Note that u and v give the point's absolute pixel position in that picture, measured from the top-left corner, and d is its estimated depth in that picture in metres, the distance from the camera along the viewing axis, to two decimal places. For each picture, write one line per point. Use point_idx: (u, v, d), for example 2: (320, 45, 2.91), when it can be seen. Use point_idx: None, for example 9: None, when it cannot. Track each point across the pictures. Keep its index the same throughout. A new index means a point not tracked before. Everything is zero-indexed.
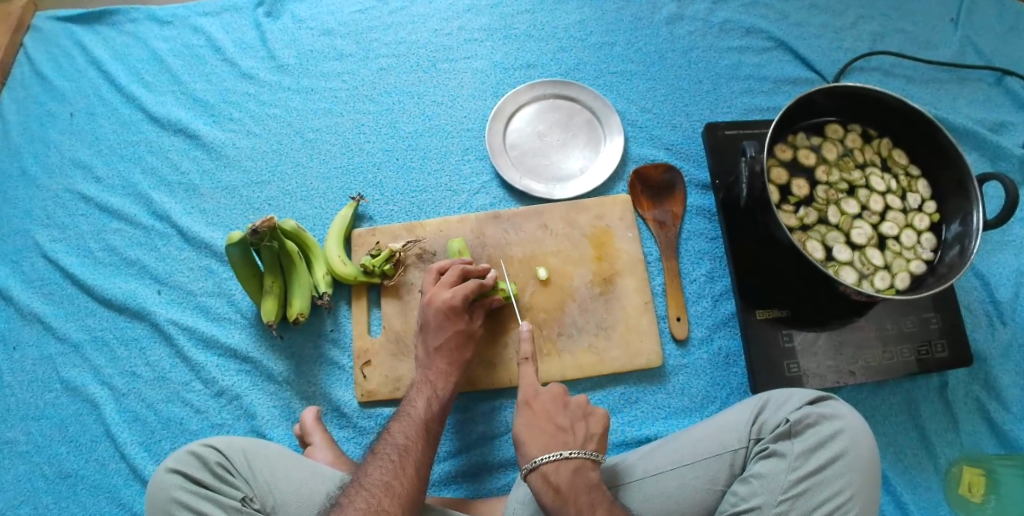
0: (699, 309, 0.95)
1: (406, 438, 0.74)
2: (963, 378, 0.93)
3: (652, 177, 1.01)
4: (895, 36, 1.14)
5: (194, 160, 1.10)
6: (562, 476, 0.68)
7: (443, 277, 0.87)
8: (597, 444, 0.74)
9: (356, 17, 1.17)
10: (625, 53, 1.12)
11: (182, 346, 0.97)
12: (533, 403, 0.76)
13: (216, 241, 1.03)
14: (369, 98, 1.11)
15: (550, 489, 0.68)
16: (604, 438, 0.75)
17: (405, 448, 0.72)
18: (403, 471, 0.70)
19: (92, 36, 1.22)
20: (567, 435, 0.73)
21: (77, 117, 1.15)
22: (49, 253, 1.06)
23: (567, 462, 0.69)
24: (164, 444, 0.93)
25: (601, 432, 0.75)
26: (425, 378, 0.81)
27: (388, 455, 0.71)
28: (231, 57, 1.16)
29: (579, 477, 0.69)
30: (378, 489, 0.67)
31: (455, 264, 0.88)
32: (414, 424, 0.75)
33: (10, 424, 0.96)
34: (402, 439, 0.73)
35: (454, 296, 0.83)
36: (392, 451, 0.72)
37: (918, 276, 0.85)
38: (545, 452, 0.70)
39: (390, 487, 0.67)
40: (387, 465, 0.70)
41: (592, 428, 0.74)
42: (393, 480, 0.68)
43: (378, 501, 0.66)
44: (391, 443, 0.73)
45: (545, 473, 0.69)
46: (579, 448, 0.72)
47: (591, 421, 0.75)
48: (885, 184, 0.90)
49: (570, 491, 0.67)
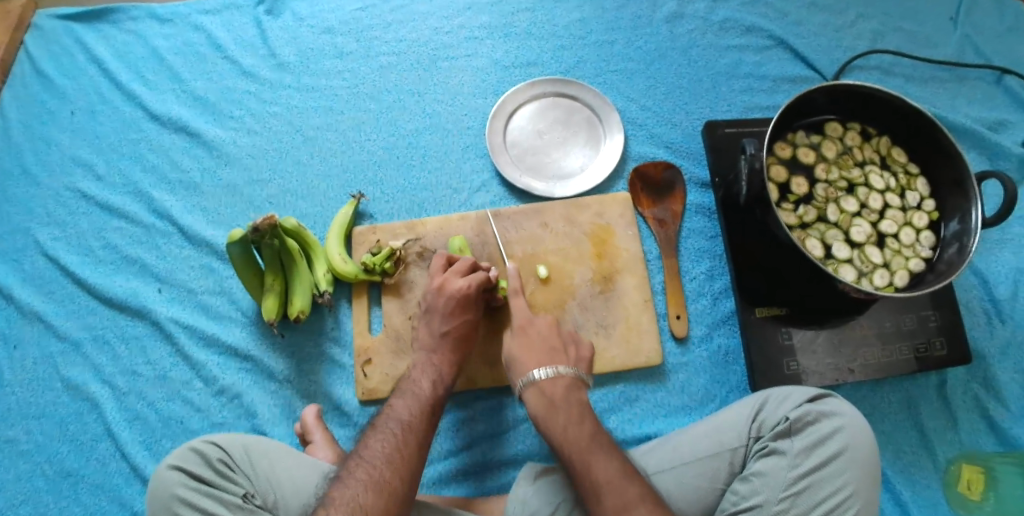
0: (699, 307, 0.95)
1: (410, 415, 0.73)
2: (962, 376, 0.93)
3: (652, 176, 1.01)
4: (894, 34, 1.15)
5: (195, 158, 1.10)
6: (557, 389, 0.76)
7: (454, 266, 0.87)
8: (586, 365, 0.81)
9: (357, 15, 1.17)
10: (625, 52, 1.13)
11: (183, 344, 0.97)
12: (527, 329, 0.83)
13: (217, 240, 1.04)
14: (370, 97, 1.11)
15: (544, 400, 0.76)
16: (592, 363, 0.83)
17: (408, 424, 0.72)
18: (404, 445, 0.69)
19: (92, 35, 1.22)
20: (561, 355, 0.80)
21: (77, 116, 1.16)
22: (49, 251, 1.06)
23: (562, 378, 0.77)
24: (165, 443, 0.94)
25: (590, 357, 0.83)
26: (430, 361, 0.81)
27: (390, 429, 0.71)
28: (232, 55, 1.16)
29: (572, 393, 0.76)
30: (379, 460, 0.67)
31: (464, 258, 0.89)
32: (419, 403, 0.75)
33: (10, 422, 0.96)
34: (405, 416, 0.73)
35: (467, 287, 0.83)
36: (394, 425, 0.72)
37: (917, 274, 0.86)
38: (541, 368, 0.78)
39: (391, 460, 0.67)
40: (389, 439, 0.70)
41: (583, 353, 0.83)
42: (394, 452, 0.68)
43: (379, 472, 0.66)
44: (393, 418, 0.73)
45: (541, 387, 0.77)
46: (574, 366, 0.79)
47: (581, 347, 0.83)
48: (884, 182, 0.90)
49: (563, 401, 0.75)
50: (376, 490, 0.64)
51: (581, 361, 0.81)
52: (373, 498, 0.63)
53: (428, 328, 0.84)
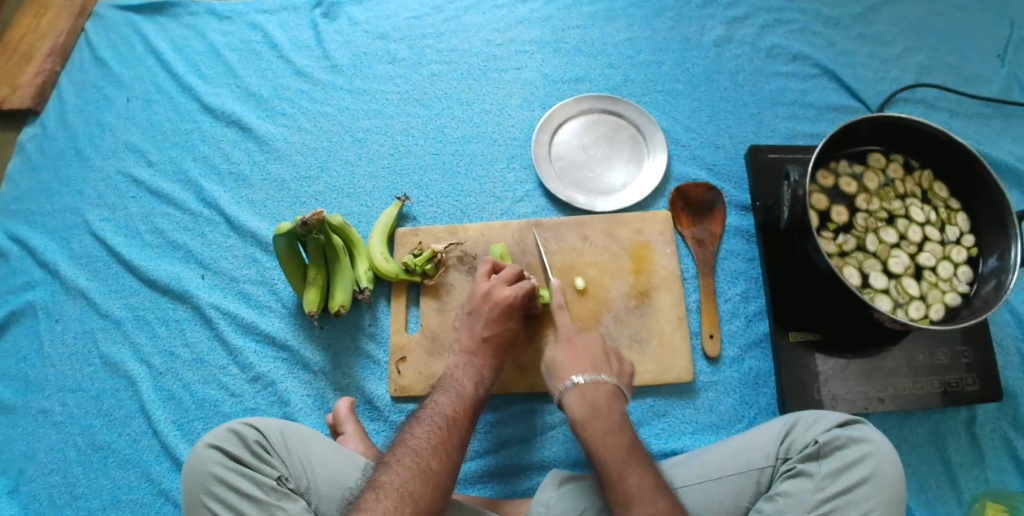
0: (732, 328, 0.96)
1: (454, 410, 0.75)
2: (993, 414, 0.93)
3: (693, 196, 1.03)
4: (941, 69, 1.15)
5: (245, 151, 1.13)
6: (598, 395, 0.75)
7: (500, 273, 0.90)
8: (627, 379, 0.80)
9: (410, 23, 1.21)
10: (671, 73, 1.14)
11: (223, 330, 1.00)
12: (573, 338, 0.82)
13: (263, 231, 1.07)
14: (419, 102, 1.14)
15: (586, 406, 0.74)
16: (632, 378, 0.82)
17: (452, 418, 0.74)
18: (449, 438, 0.71)
19: (152, 26, 1.26)
20: (604, 364, 0.79)
21: (132, 103, 1.20)
22: (98, 232, 1.10)
23: (603, 384, 0.76)
24: (197, 425, 0.96)
25: (631, 372, 0.82)
26: (470, 361, 0.83)
27: (435, 421, 0.73)
28: (287, 55, 1.20)
29: (613, 402, 0.75)
30: (425, 450, 0.69)
31: (510, 265, 0.91)
32: (462, 400, 0.77)
33: (48, 394, 1.00)
34: (450, 410, 0.75)
35: (514, 294, 0.86)
36: (439, 417, 0.74)
37: (953, 308, 0.85)
38: (583, 373, 0.77)
39: (437, 451, 0.69)
40: (434, 430, 0.72)
41: (624, 366, 0.82)
42: (439, 445, 0.70)
43: (426, 461, 0.68)
44: (438, 411, 0.75)
45: (582, 390, 0.75)
46: (615, 377, 0.78)
47: (623, 360, 0.82)
48: (924, 215, 0.91)
49: (605, 408, 0.74)
50: (424, 479, 0.66)
51: (624, 375, 0.80)
52: (421, 486, 0.65)
53: (470, 329, 0.86)
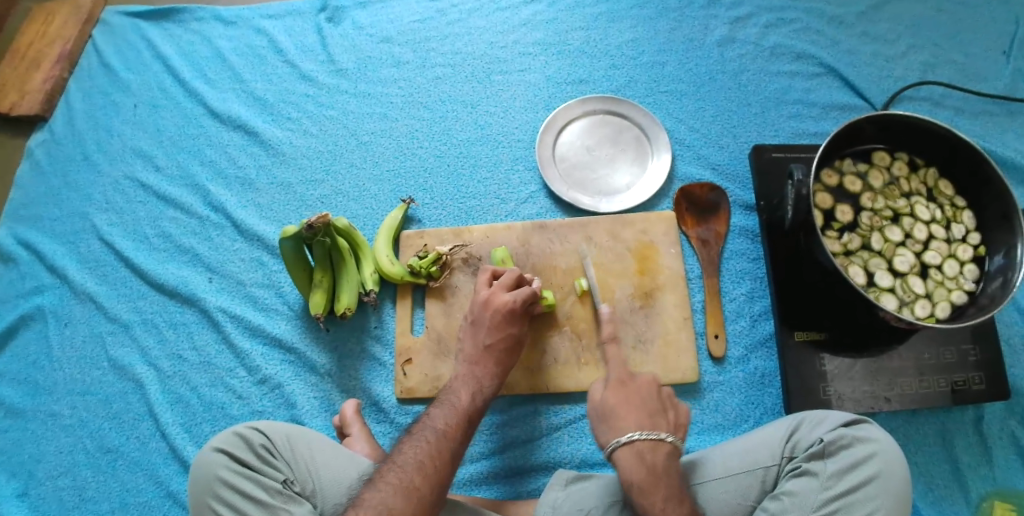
0: (738, 328, 0.96)
1: (446, 424, 0.75)
2: (1001, 412, 0.92)
3: (697, 196, 1.03)
4: (945, 67, 1.15)
5: (251, 155, 1.14)
6: (658, 458, 0.70)
7: (500, 278, 0.90)
8: (683, 432, 0.76)
9: (414, 26, 1.21)
10: (675, 73, 1.14)
11: (229, 333, 1.01)
12: (627, 387, 0.77)
13: (269, 235, 1.07)
14: (423, 105, 1.15)
15: (644, 469, 0.70)
16: (688, 429, 0.77)
17: (443, 433, 0.74)
18: (437, 452, 0.72)
19: (158, 32, 1.28)
20: (660, 420, 0.74)
21: (139, 108, 1.21)
22: (106, 236, 1.11)
23: (663, 444, 0.72)
24: (205, 427, 0.97)
25: (686, 423, 0.77)
26: (470, 372, 0.84)
27: (425, 437, 0.73)
28: (292, 59, 1.20)
29: (672, 464, 0.71)
30: (411, 466, 0.69)
31: (511, 270, 0.91)
32: (456, 413, 0.77)
33: (57, 397, 1.01)
34: (441, 425, 0.75)
35: (515, 300, 0.86)
36: (430, 433, 0.74)
37: (960, 306, 0.85)
38: (641, 430, 0.72)
39: (423, 467, 0.69)
40: (422, 445, 0.72)
41: (679, 417, 0.77)
42: (426, 460, 0.70)
43: (410, 478, 0.68)
44: (429, 425, 0.75)
45: (639, 450, 0.71)
46: (672, 434, 0.74)
47: (677, 411, 0.78)
48: (930, 213, 0.90)
49: (664, 472, 0.70)
50: (406, 495, 0.66)
51: (678, 428, 0.76)
52: (401, 502, 0.66)
53: (475, 329, 0.86)
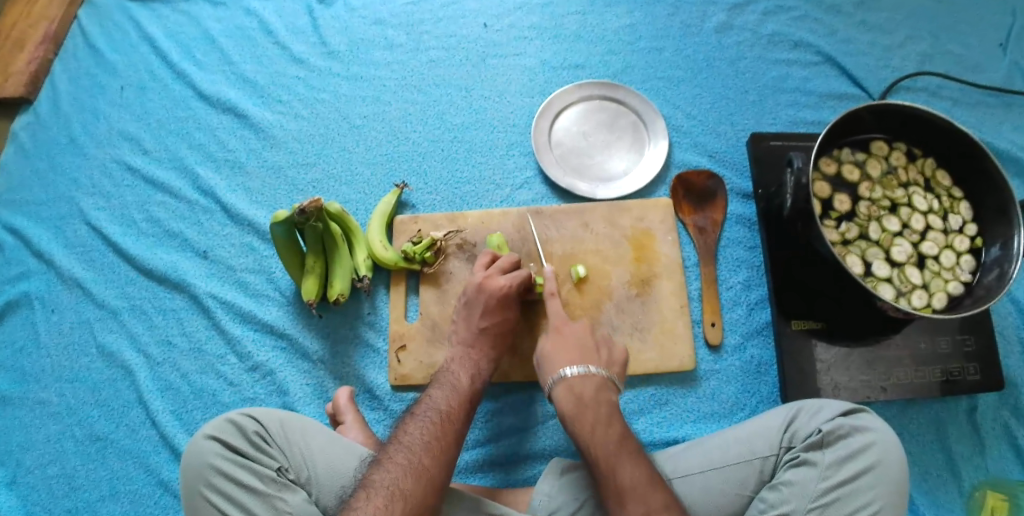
0: (734, 316, 0.96)
1: (449, 405, 0.75)
2: (994, 402, 0.93)
3: (694, 183, 1.02)
4: (943, 57, 1.14)
5: (241, 139, 1.12)
6: (586, 386, 0.76)
7: (497, 263, 0.89)
8: (618, 370, 0.82)
9: (408, 8, 1.19)
10: (672, 60, 1.13)
11: (220, 319, 0.99)
12: (562, 328, 0.84)
13: (260, 219, 1.06)
14: (418, 89, 1.13)
15: (573, 398, 0.75)
16: (624, 365, 0.84)
17: (447, 414, 0.74)
18: (442, 433, 0.71)
19: (146, 13, 1.25)
20: (592, 354, 0.81)
21: (127, 91, 1.18)
22: (93, 221, 1.09)
23: (592, 375, 0.77)
24: (195, 415, 0.95)
25: (622, 361, 0.84)
26: (467, 356, 0.83)
27: (429, 417, 0.73)
28: (283, 41, 1.18)
29: (600, 391, 0.76)
30: (418, 447, 0.69)
31: (509, 255, 0.91)
32: (458, 394, 0.77)
33: (44, 384, 0.99)
34: (444, 406, 0.75)
35: (511, 285, 0.85)
36: (433, 414, 0.73)
37: (956, 296, 0.85)
38: (573, 366, 0.78)
39: (430, 447, 0.69)
40: (428, 426, 0.71)
41: (616, 356, 0.84)
42: (432, 441, 0.70)
43: (418, 458, 0.68)
44: (432, 406, 0.74)
45: (570, 383, 0.77)
46: (604, 368, 0.80)
47: (613, 350, 0.84)
48: (927, 204, 0.90)
49: (592, 399, 0.75)
50: (415, 475, 0.66)
51: (612, 364, 0.82)
52: (412, 482, 0.65)
53: (471, 315, 0.85)
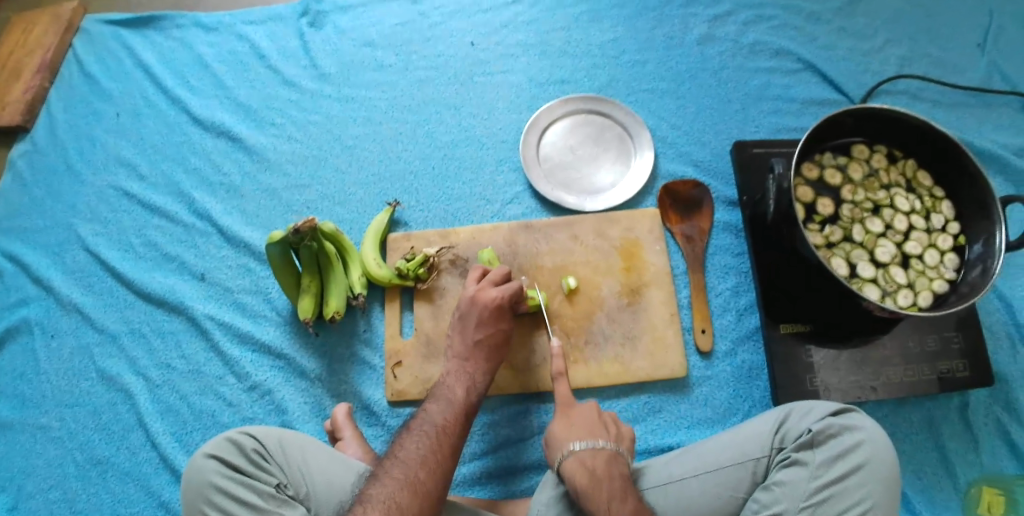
0: (724, 322, 0.97)
1: (445, 418, 0.76)
2: (985, 399, 0.94)
3: (681, 193, 1.04)
4: (921, 60, 1.16)
5: (235, 162, 1.14)
6: (598, 462, 0.72)
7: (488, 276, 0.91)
8: (627, 444, 0.78)
9: (396, 29, 1.21)
10: (656, 72, 1.15)
11: (218, 340, 1.01)
12: (570, 411, 0.79)
13: (255, 241, 1.07)
14: (408, 108, 1.15)
15: (586, 473, 0.71)
16: (632, 444, 0.79)
17: (442, 427, 0.75)
18: (438, 446, 0.73)
19: (140, 40, 1.27)
20: (601, 432, 0.76)
21: (122, 117, 1.20)
22: (91, 246, 1.10)
23: (602, 451, 0.73)
24: (195, 436, 0.96)
25: (630, 438, 0.79)
26: (462, 368, 0.84)
27: (425, 431, 0.74)
28: (274, 65, 1.20)
29: (612, 467, 0.72)
30: (414, 461, 0.70)
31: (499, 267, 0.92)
32: (454, 407, 0.78)
33: (45, 409, 1.00)
34: (440, 419, 0.76)
35: (503, 295, 0.86)
36: (429, 427, 0.75)
37: (941, 295, 0.86)
38: (582, 441, 0.74)
39: (426, 461, 0.70)
40: (424, 440, 0.73)
41: (624, 433, 0.79)
42: (428, 454, 0.71)
43: (414, 472, 0.69)
44: (428, 420, 0.76)
45: (581, 458, 0.72)
46: (613, 443, 0.75)
47: (621, 428, 0.80)
48: (909, 204, 0.92)
49: (604, 474, 0.71)
50: (411, 489, 0.67)
51: (621, 441, 0.77)
52: (408, 496, 0.67)
53: (466, 327, 0.86)
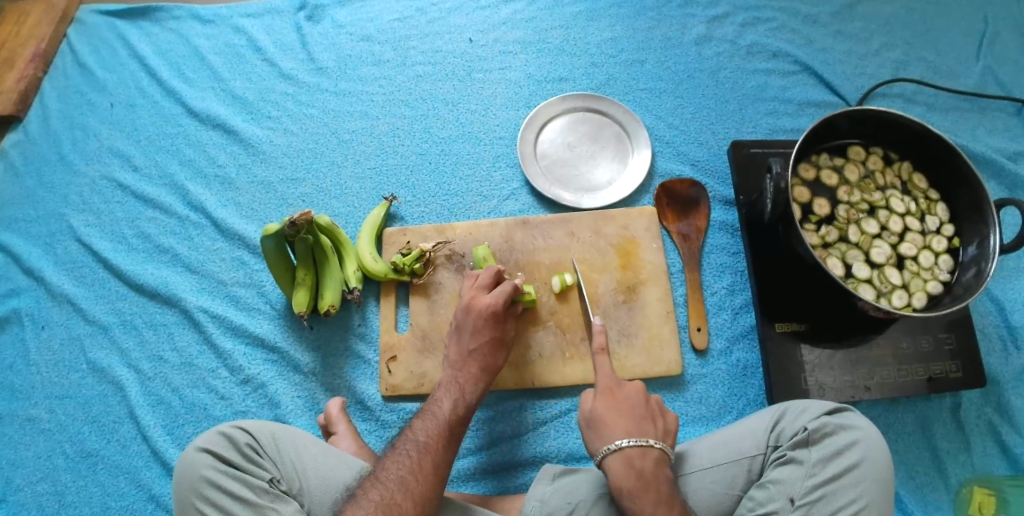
0: (719, 321, 0.97)
1: (427, 436, 0.76)
2: (977, 400, 0.94)
3: (678, 191, 1.04)
4: (917, 64, 1.17)
5: (231, 154, 1.13)
6: (646, 463, 0.71)
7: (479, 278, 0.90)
8: (672, 439, 0.76)
9: (394, 25, 1.21)
10: (654, 71, 1.16)
11: (211, 333, 1.00)
12: (616, 394, 0.77)
13: (250, 234, 1.06)
14: (405, 103, 1.15)
15: (633, 475, 0.70)
16: (677, 436, 0.77)
17: (424, 445, 0.75)
18: (418, 466, 0.72)
19: (136, 31, 1.26)
20: (648, 426, 0.74)
21: (116, 108, 1.19)
22: (83, 237, 1.09)
23: (651, 449, 0.72)
24: (187, 429, 0.95)
25: (675, 430, 0.77)
26: (454, 379, 0.83)
27: (406, 451, 0.74)
28: (271, 58, 1.20)
29: (660, 469, 0.71)
30: (392, 483, 0.70)
31: (490, 269, 0.91)
32: (437, 423, 0.77)
33: (35, 401, 0.99)
34: (423, 437, 0.76)
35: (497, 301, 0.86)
36: (411, 446, 0.75)
37: (935, 296, 0.87)
38: (629, 437, 0.72)
39: (404, 483, 0.70)
40: (404, 460, 0.73)
41: (668, 425, 0.77)
42: (407, 475, 0.71)
43: (391, 495, 0.69)
44: (411, 439, 0.76)
45: (628, 456, 0.71)
46: (660, 440, 0.74)
47: (666, 418, 0.77)
48: (905, 206, 0.92)
49: (653, 477, 0.70)
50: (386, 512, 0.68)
51: (667, 435, 0.76)
52: None
53: (463, 333, 0.86)
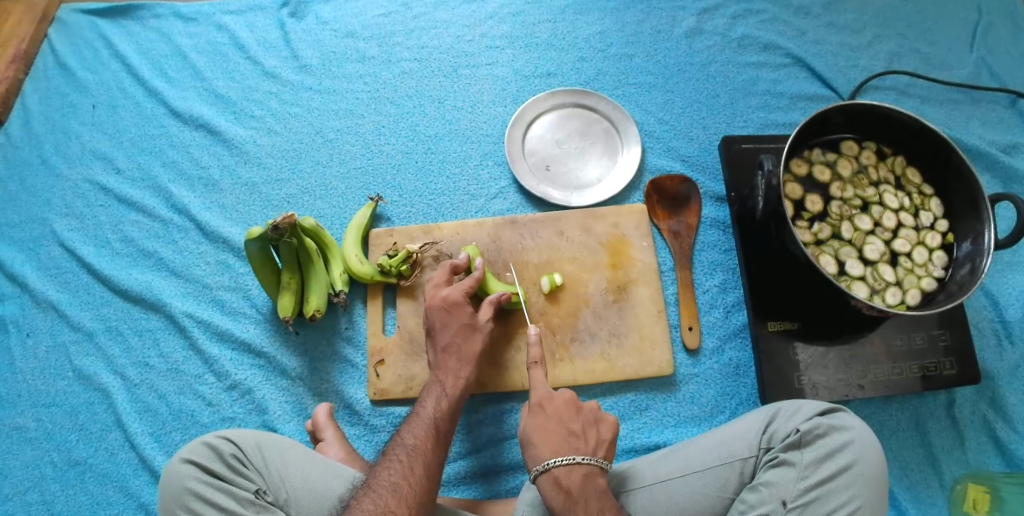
0: (711, 319, 0.96)
1: (415, 438, 0.75)
2: (971, 396, 0.93)
3: (668, 188, 1.03)
4: (911, 56, 1.16)
5: (214, 155, 1.11)
6: (573, 480, 0.69)
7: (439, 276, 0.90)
8: (606, 451, 0.74)
9: (379, 20, 1.19)
10: (644, 65, 1.14)
11: (197, 339, 0.98)
12: (544, 407, 0.76)
13: (235, 236, 1.05)
14: (390, 101, 1.13)
15: (561, 493, 0.68)
16: (613, 445, 0.75)
17: (413, 448, 0.73)
18: (411, 471, 0.71)
19: (117, 30, 1.23)
20: (576, 441, 0.72)
21: (98, 109, 1.17)
22: (67, 242, 1.07)
23: (579, 466, 0.70)
24: (175, 436, 0.94)
25: (610, 439, 0.75)
26: (436, 378, 0.83)
27: (396, 456, 0.72)
28: (254, 56, 1.17)
29: (589, 484, 0.69)
30: (386, 489, 0.69)
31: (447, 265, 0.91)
32: (423, 425, 0.76)
33: (21, 410, 0.97)
34: (410, 440, 0.74)
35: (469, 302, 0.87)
36: (401, 451, 0.73)
37: (929, 293, 0.86)
38: (557, 456, 0.70)
39: (397, 488, 0.69)
40: (396, 466, 0.71)
41: (602, 434, 0.75)
42: (400, 481, 0.70)
43: (385, 502, 0.67)
44: (400, 443, 0.74)
45: (556, 475, 0.69)
46: (592, 454, 0.72)
47: (601, 427, 0.76)
48: (898, 202, 0.91)
49: (581, 495, 0.68)
50: None
51: (600, 446, 0.74)
52: None
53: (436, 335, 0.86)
